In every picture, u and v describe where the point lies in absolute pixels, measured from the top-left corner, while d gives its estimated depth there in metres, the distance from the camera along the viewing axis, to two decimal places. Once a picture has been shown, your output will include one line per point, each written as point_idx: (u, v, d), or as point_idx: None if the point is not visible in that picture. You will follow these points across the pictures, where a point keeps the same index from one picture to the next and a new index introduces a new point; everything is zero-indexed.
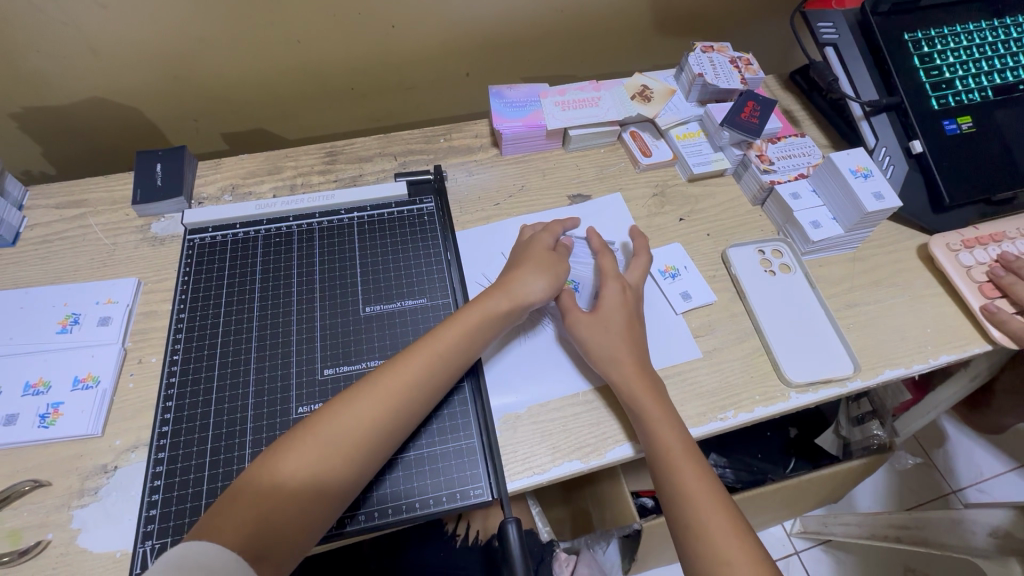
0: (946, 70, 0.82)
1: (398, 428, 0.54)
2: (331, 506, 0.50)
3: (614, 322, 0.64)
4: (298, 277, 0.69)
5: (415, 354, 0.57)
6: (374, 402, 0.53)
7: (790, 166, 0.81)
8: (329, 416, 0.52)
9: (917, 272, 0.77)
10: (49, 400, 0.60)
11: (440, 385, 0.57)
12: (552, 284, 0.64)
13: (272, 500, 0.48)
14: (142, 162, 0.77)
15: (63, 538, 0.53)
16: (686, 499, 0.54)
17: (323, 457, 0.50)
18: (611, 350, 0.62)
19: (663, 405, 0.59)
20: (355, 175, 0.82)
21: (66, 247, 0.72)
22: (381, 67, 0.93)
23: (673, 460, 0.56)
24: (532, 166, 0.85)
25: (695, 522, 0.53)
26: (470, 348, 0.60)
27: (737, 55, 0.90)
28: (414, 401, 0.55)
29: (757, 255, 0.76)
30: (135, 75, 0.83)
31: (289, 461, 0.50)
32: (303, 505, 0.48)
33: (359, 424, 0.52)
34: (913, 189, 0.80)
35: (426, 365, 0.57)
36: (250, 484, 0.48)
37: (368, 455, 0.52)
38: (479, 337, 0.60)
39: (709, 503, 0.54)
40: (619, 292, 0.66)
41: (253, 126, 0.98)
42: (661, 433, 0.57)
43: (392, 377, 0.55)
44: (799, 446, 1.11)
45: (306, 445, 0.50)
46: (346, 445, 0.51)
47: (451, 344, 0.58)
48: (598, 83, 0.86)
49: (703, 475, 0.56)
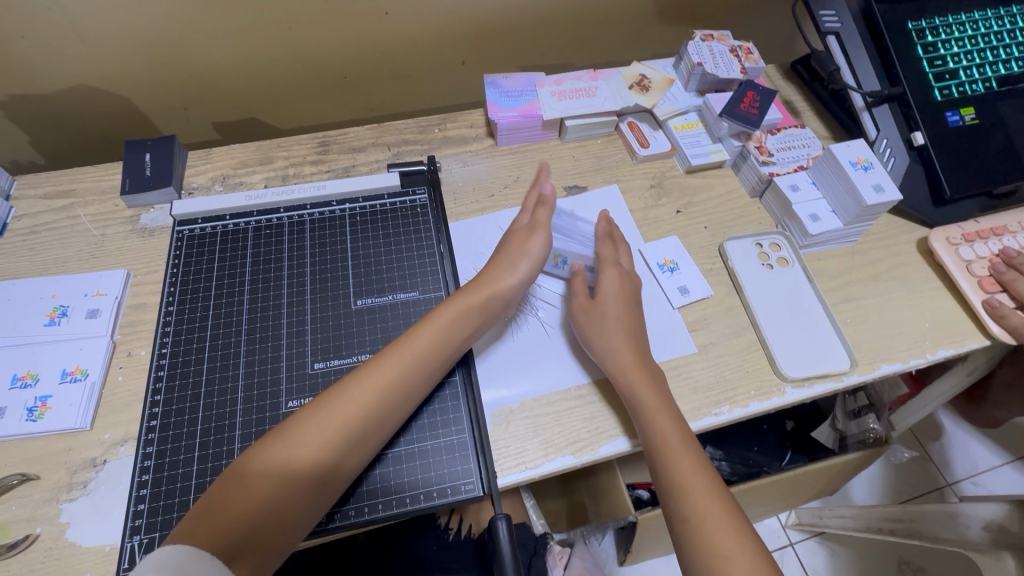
0: (950, 60, 0.80)
1: (377, 427, 0.54)
2: (310, 505, 0.50)
3: (615, 304, 0.64)
4: (284, 269, 0.68)
5: (391, 351, 0.57)
6: (351, 399, 0.53)
7: (790, 157, 0.79)
8: (306, 415, 0.52)
9: (916, 265, 0.76)
10: (37, 393, 0.59)
11: (420, 382, 0.57)
12: (535, 266, 0.64)
13: (249, 500, 0.47)
14: (131, 151, 0.75)
15: (51, 532, 0.53)
16: (683, 491, 0.54)
17: (300, 456, 0.50)
18: (609, 344, 0.62)
19: (662, 396, 0.58)
20: (348, 165, 0.80)
21: (53, 238, 0.71)
22: (375, 55, 0.92)
23: (670, 452, 0.55)
24: (528, 157, 0.83)
25: (691, 513, 0.52)
26: (450, 344, 0.59)
27: (738, 44, 0.89)
28: (394, 399, 0.55)
29: (754, 248, 0.75)
30: (123, 63, 0.81)
31: (265, 461, 0.49)
32: (281, 505, 0.48)
33: (334, 423, 0.51)
34: (914, 182, 0.78)
35: (405, 361, 0.56)
36: (231, 484, 0.48)
37: (346, 455, 0.52)
38: (458, 333, 0.59)
39: (706, 495, 0.53)
40: (619, 277, 0.67)
41: (245, 115, 0.97)
42: (660, 425, 0.56)
43: (371, 375, 0.54)
44: (795, 439, 1.11)
45: (283, 445, 0.50)
46: (323, 445, 0.50)
47: (428, 340, 0.58)
48: (596, 72, 0.85)
49: (701, 468, 0.55)
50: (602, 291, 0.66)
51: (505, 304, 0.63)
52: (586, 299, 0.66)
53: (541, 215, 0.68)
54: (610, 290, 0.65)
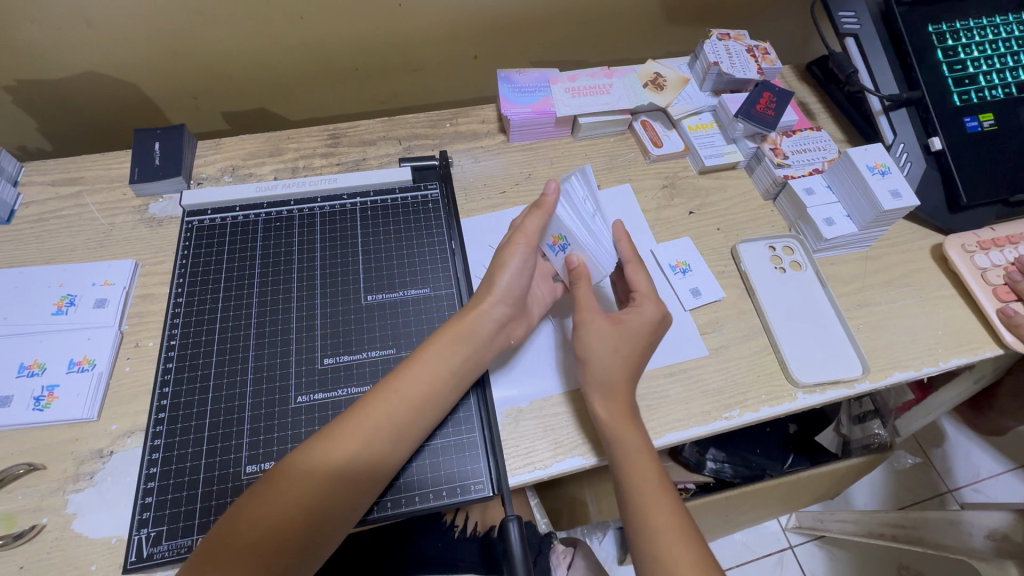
0: (970, 65, 0.79)
1: (369, 470, 0.51)
2: (303, 549, 0.48)
3: (637, 340, 0.59)
4: (270, 283, 0.66)
5: (374, 393, 0.54)
6: (335, 444, 0.50)
7: (805, 160, 0.79)
8: (289, 461, 0.50)
9: (930, 272, 0.75)
10: (44, 382, 0.59)
11: (411, 421, 0.54)
12: (515, 290, 0.60)
13: (230, 554, 0.45)
14: (141, 140, 0.75)
15: (57, 523, 0.53)
16: (654, 535, 0.52)
17: (287, 506, 0.48)
18: (609, 376, 0.58)
19: (640, 434, 0.56)
20: (359, 158, 0.80)
21: (62, 226, 0.71)
22: (387, 47, 0.91)
23: (647, 495, 0.54)
24: (540, 154, 0.82)
25: (660, 559, 0.50)
26: (438, 380, 0.56)
27: (755, 44, 0.87)
28: (399, 428, 0.53)
29: (768, 252, 0.75)
30: (132, 50, 0.80)
31: (247, 511, 0.47)
32: (268, 561, 0.46)
33: (318, 468, 0.49)
34: (930, 187, 0.78)
35: (389, 400, 0.53)
36: (230, 520, 0.47)
37: (337, 500, 0.49)
38: (446, 370, 0.56)
39: (677, 541, 0.51)
40: (658, 316, 0.61)
41: (255, 106, 0.96)
42: (637, 466, 0.54)
43: (353, 420, 0.52)
44: (798, 443, 1.09)
45: (266, 496, 0.48)
46: (309, 492, 0.48)
47: (413, 379, 0.55)
48: (610, 70, 0.84)
49: (677, 512, 0.53)
50: (626, 321, 0.60)
51: (492, 333, 0.59)
52: (607, 323, 0.59)
53: (531, 224, 0.62)
54: (637, 326, 0.60)
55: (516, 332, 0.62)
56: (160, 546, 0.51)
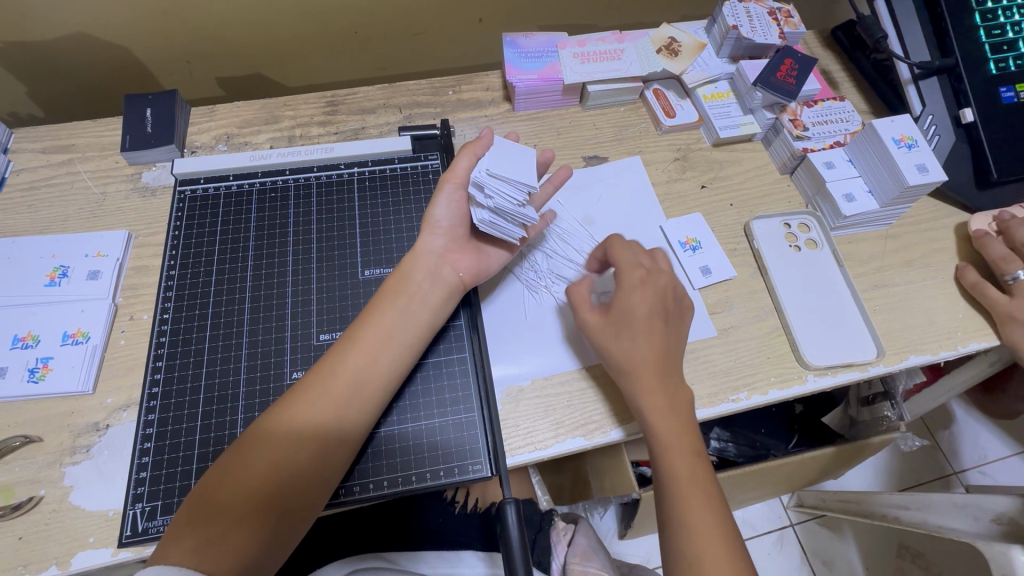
0: (1010, 29, 0.74)
1: (342, 427, 0.50)
2: (287, 518, 0.47)
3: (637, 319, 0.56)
4: (261, 255, 0.64)
5: (335, 351, 0.53)
6: (299, 403, 0.50)
7: (825, 132, 0.74)
8: (255, 433, 0.49)
9: (952, 252, 0.72)
10: (39, 355, 0.58)
11: (378, 378, 0.53)
12: (444, 231, 0.60)
13: (204, 524, 0.44)
14: (131, 105, 0.72)
15: (55, 495, 0.52)
16: (688, 532, 0.48)
17: (262, 470, 0.47)
18: (626, 367, 0.55)
19: (681, 426, 0.53)
20: (357, 127, 0.76)
21: (54, 195, 0.69)
22: (387, 9, 0.86)
23: (678, 482, 0.51)
24: (546, 124, 0.79)
25: (687, 556, 0.48)
26: (389, 326, 0.55)
27: (778, 6, 0.82)
28: (372, 390, 0.52)
29: (782, 229, 0.72)
30: (120, 9, 0.76)
31: (220, 476, 0.47)
32: (244, 529, 0.45)
33: (286, 437, 0.48)
34: (957, 161, 0.74)
35: (345, 354, 0.53)
36: (207, 495, 0.46)
37: (313, 465, 0.49)
38: (393, 317, 0.55)
39: (710, 538, 0.48)
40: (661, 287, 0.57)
41: (251, 70, 0.92)
42: (674, 460, 0.51)
43: (314, 389, 0.51)
44: (803, 423, 1.05)
45: (234, 461, 0.47)
46: (280, 456, 0.48)
47: (372, 332, 0.54)
48: (622, 34, 0.79)
49: (716, 517, 0.49)
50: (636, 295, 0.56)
51: (434, 268, 0.59)
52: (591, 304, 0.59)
53: (462, 164, 0.60)
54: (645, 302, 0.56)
55: (463, 262, 0.60)
56: (155, 520, 0.51)
